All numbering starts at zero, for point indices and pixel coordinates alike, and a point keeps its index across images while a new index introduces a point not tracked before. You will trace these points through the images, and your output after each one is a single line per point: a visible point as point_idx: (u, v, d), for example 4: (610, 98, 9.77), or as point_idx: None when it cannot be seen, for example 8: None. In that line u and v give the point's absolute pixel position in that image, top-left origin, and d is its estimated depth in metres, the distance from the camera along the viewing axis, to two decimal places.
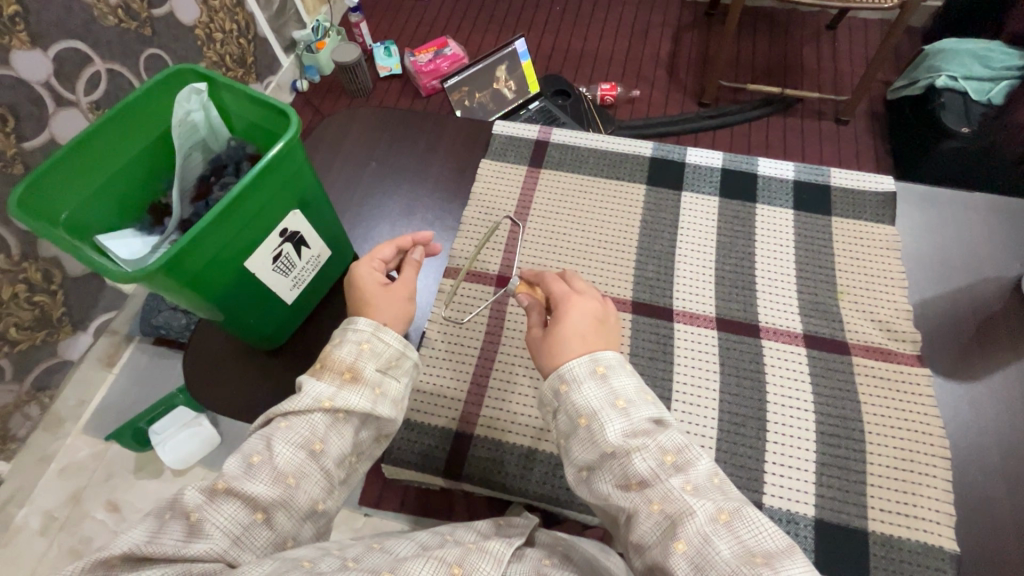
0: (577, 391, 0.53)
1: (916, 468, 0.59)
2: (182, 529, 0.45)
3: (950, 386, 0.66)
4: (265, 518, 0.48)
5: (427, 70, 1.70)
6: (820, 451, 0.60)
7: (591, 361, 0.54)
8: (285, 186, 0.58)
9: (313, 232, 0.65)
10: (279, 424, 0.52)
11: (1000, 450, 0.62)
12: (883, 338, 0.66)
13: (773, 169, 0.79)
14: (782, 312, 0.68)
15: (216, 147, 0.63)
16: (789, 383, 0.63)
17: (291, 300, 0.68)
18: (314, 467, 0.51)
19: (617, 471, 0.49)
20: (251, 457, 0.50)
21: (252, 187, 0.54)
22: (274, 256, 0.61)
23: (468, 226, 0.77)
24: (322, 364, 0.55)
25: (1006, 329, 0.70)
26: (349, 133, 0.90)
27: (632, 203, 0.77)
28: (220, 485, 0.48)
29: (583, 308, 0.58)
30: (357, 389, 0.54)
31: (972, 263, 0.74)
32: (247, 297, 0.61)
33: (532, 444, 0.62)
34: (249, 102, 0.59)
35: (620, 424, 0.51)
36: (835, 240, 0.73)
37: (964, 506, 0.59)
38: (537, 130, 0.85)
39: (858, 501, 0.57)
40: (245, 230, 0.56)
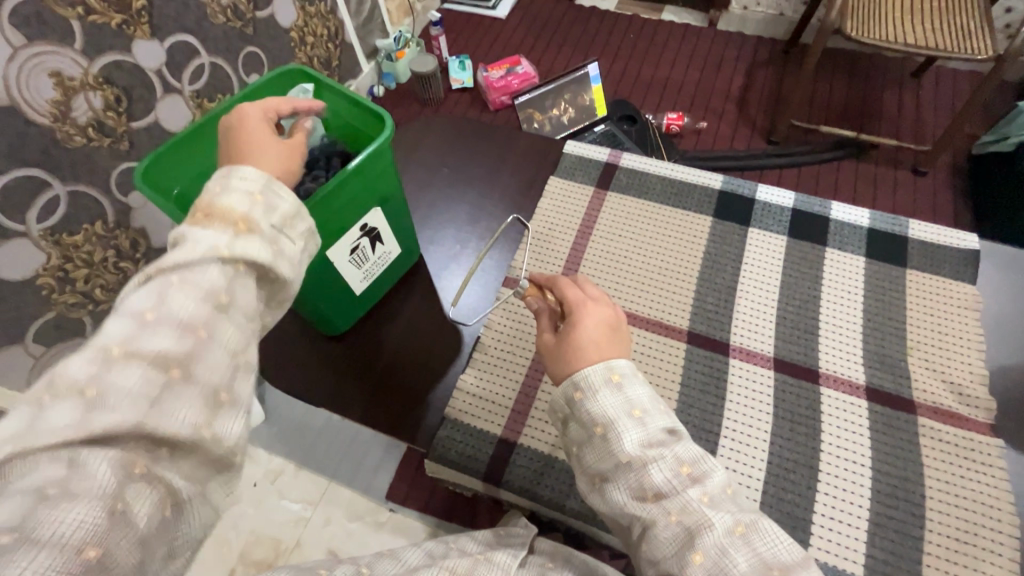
0: (592, 400, 0.51)
1: (979, 543, 0.55)
2: (76, 404, 0.35)
3: None
4: (181, 374, 0.39)
5: (498, 87, 1.75)
6: (874, 509, 0.57)
7: (607, 369, 0.52)
8: (371, 185, 0.63)
9: (387, 229, 0.69)
10: (169, 281, 0.41)
11: None
12: (953, 401, 0.63)
13: (847, 215, 0.77)
14: (845, 360, 0.66)
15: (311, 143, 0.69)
16: (845, 434, 0.61)
17: (360, 290, 0.72)
18: (216, 329, 0.42)
19: (635, 483, 0.48)
20: (143, 313, 0.40)
21: (343, 184, 0.58)
22: (352, 249, 0.65)
23: (531, 240, 0.79)
24: (203, 212, 0.44)
25: None
26: (424, 141, 0.95)
27: (696, 234, 0.77)
28: (116, 349, 0.38)
29: (598, 314, 0.56)
30: (253, 236, 0.44)
31: None
32: (323, 283, 0.65)
33: (551, 452, 0.63)
34: (349, 105, 0.64)
35: (637, 432, 0.50)
36: (908, 293, 0.70)
37: None
38: (607, 153, 0.87)
39: (913, 570, 0.54)
40: (331, 224, 0.60)
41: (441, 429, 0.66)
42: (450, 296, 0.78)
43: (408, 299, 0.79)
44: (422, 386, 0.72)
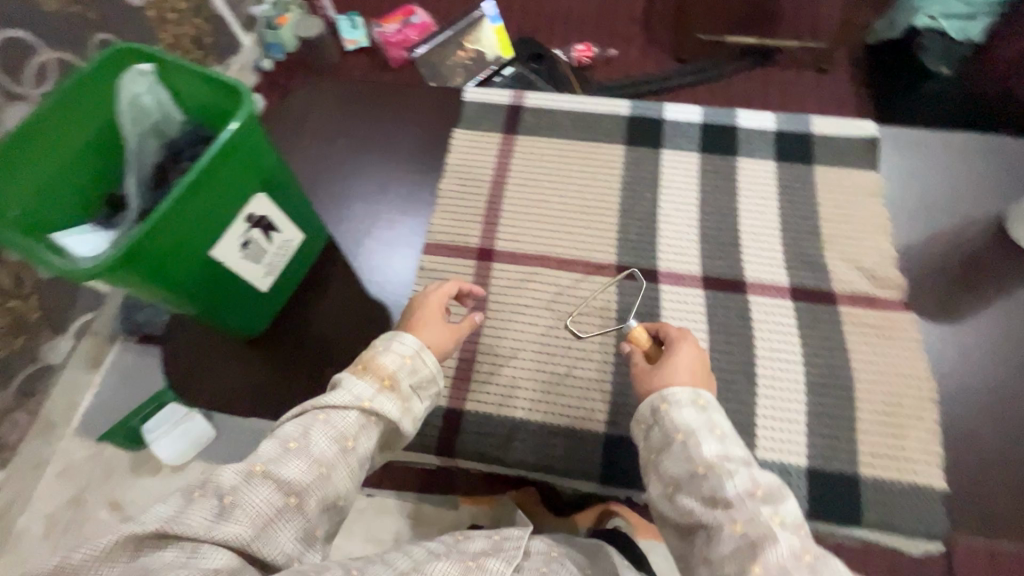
0: (674, 410, 0.47)
1: (905, 412, 0.59)
2: (208, 505, 0.39)
3: (937, 331, 0.66)
4: (297, 501, 0.42)
5: (396, 42, 1.59)
6: (810, 401, 0.60)
7: (695, 394, 0.48)
8: (247, 169, 0.55)
9: (281, 215, 0.62)
10: (316, 417, 0.45)
11: (987, 390, 0.63)
12: (870, 286, 0.65)
13: (753, 121, 0.77)
14: (768, 265, 0.67)
15: (171, 132, 0.60)
16: (776, 336, 0.63)
17: (266, 286, 0.66)
18: (339, 469, 0.45)
19: (706, 492, 0.44)
20: (287, 442, 0.44)
21: (210, 171, 0.51)
22: (242, 243, 0.59)
23: (445, 200, 0.74)
24: (364, 363, 0.49)
25: (993, 272, 0.69)
26: (312, 112, 0.86)
27: (611, 164, 0.75)
28: (257, 467, 0.42)
29: (699, 358, 0.52)
30: (391, 396, 0.48)
31: (953, 205, 0.73)
32: (217, 285, 0.59)
33: (500, 411, 0.62)
34: (199, 81, 0.56)
35: (715, 446, 0.46)
36: (818, 190, 0.72)
37: (952, 446, 0.61)
38: (510, 94, 0.81)
39: (850, 449, 0.58)
40: (206, 219, 0.53)
41: None
42: (371, 275, 0.75)
43: (326, 286, 0.74)
44: None
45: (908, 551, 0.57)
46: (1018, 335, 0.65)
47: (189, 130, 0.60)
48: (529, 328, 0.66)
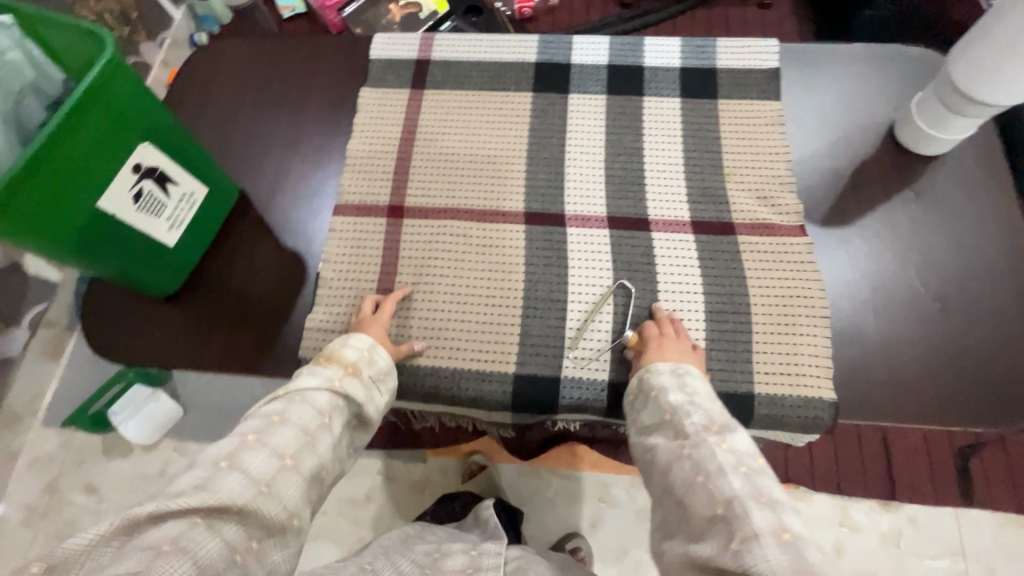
0: (654, 376, 0.56)
1: (796, 330, 0.62)
2: (206, 471, 0.46)
3: (823, 236, 0.67)
4: (292, 463, 0.49)
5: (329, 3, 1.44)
6: (709, 328, 0.62)
7: (675, 367, 0.56)
8: (123, 110, 0.53)
9: (175, 166, 0.60)
10: (292, 398, 0.53)
11: (871, 285, 0.64)
12: (768, 212, 0.67)
13: (658, 59, 0.77)
14: (671, 201, 0.68)
15: (52, 90, 0.57)
16: (678, 269, 0.65)
17: (173, 244, 0.63)
18: (322, 438, 0.52)
19: (672, 433, 0.51)
20: (271, 417, 0.51)
21: (79, 105, 0.49)
22: (133, 195, 0.56)
23: (352, 161, 0.74)
24: (327, 359, 0.58)
25: (881, 171, 0.69)
26: (219, 79, 0.84)
27: (519, 112, 0.75)
28: (250, 437, 0.49)
29: (687, 345, 0.59)
30: (356, 379, 0.57)
31: (850, 115, 0.72)
32: (111, 239, 0.56)
33: (413, 361, 0.64)
34: (71, 32, 0.54)
35: (680, 395, 0.54)
36: (720, 123, 0.72)
37: (839, 345, 0.62)
38: (416, 49, 0.80)
39: (744, 369, 0.61)
40: (82, 167, 0.50)
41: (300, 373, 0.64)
42: (285, 235, 0.73)
43: (238, 244, 0.71)
44: (277, 326, 0.67)
45: (794, 441, 0.63)
46: (906, 232, 0.66)
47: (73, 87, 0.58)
48: (441, 280, 0.67)
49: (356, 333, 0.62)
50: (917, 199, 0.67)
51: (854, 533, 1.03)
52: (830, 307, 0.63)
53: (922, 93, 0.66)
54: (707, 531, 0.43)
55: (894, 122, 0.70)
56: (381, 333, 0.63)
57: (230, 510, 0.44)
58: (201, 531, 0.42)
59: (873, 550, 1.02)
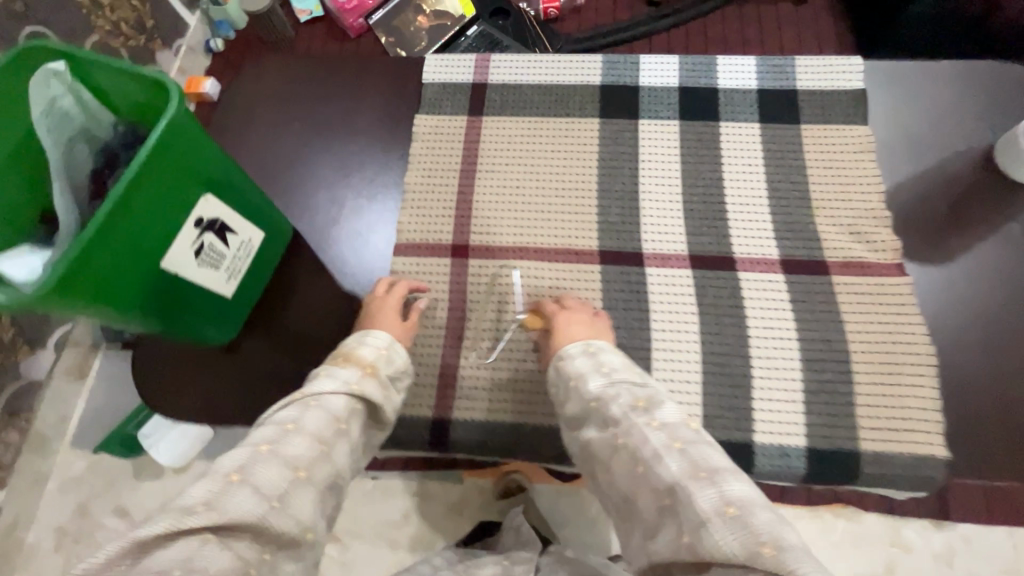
0: (568, 361, 0.51)
1: (903, 379, 0.57)
2: (215, 484, 0.38)
3: (924, 271, 0.62)
4: (307, 475, 0.41)
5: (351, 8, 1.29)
6: (807, 379, 0.58)
7: (585, 344, 0.52)
8: (186, 161, 0.49)
9: (235, 214, 0.56)
10: (307, 403, 0.46)
11: (981, 325, 0.59)
12: (864, 250, 0.62)
13: (732, 80, 0.72)
14: (756, 238, 0.64)
15: (101, 135, 0.52)
16: (770, 313, 0.61)
17: (232, 293, 0.60)
18: (338, 446, 0.45)
19: (601, 424, 0.45)
20: (285, 425, 0.43)
21: (147, 163, 0.45)
22: (195, 250, 0.52)
23: (411, 194, 0.70)
24: (344, 359, 0.52)
25: (984, 198, 0.64)
26: (262, 101, 0.79)
27: (586, 140, 0.70)
28: (263, 447, 0.41)
29: (593, 317, 0.56)
30: (374, 381, 0.51)
31: (946, 138, 0.67)
32: (175, 297, 0.52)
33: (488, 416, 0.60)
34: (122, 77, 0.49)
35: (600, 380, 0.48)
36: (806, 151, 0.68)
37: (950, 394, 0.57)
38: (472, 72, 0.76)
39: (848, 424, 0.56)
40: (149, 228, 0.47)
41: None
42: (341, 274, 0.68)
43: (293, 285, 0.67)
44: None
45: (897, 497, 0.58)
46: (1008, 271, 0.62)
47: (123, 131, 0.53)
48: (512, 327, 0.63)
49: (372, 330, 0.56)
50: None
51: (905, 554, 0.88)
52: (938, 353, 0.58)
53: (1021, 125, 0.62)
54: (659, 525, 0.38)
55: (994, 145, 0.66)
56: (400, 328, 0.59)
57: (242, 529, 0.37)
58: (215, 550, 0.35)
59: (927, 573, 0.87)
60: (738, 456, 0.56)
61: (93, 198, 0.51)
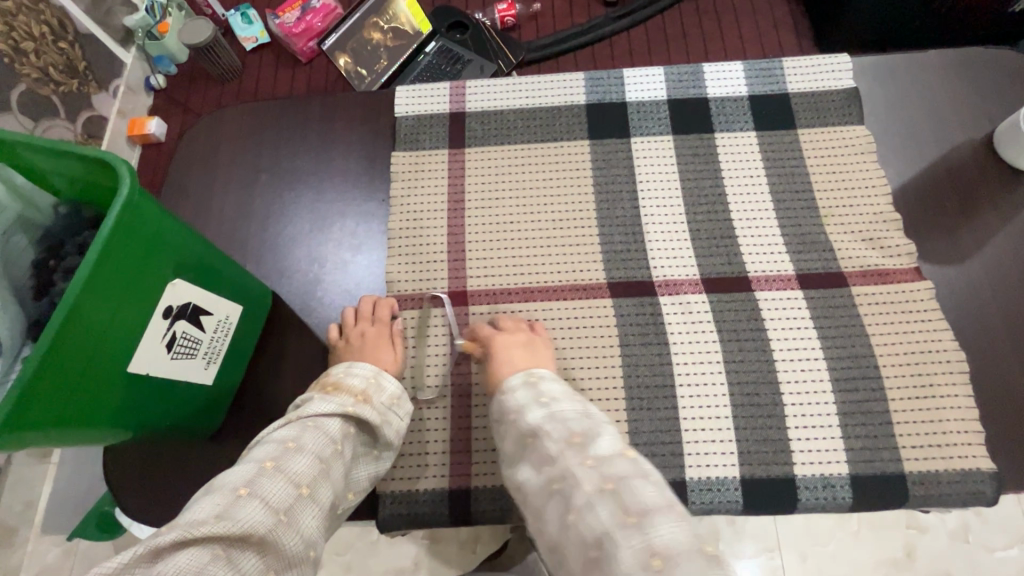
0: (509, 395, 0.48)
1: (939, 391, 0.55)
2: (223, 499, 0.38)
3: (942, 272, 0.61)
4: (310, 493, 0.42)
5: (299, 31, 1.19)
6: (840, 401, 0.55)
7: (525, 374, 0.50)
8: (149, 252, 0.44)
9: (206, 294, 0.51)
10: (306, 424, 0.46)
11: (1005, 324, 0.58)
12: (879, 257, 0.60)
13: (722, 88, 0.69)
14: (769, 254, 0.61)
15: (41, 221, 0.46)
16: (793, 333, 0.57)
17: (212, 378, 0.55)
18: (336, 466, 0.45)
19: (535, 459, 0.43)
20: (286, 443, 0.44)
21: (104, 262, 0.40)
22: (167, 343, 0.47)
23: (398, 240, 0.64)
24: (332, 388, 0.50)
25: (988, 191, 0.64)
26: (222, 150, 0.72)
27: (578, 164, 0.66)
28: (267, 464, 0.41)
29: (527, 338, 0.54)
30: (369, 407, 0.50)
31: (940, 132, 0.67)
32: (149, 397, 0.47)
33: (511, 481, 0.55)
34: (55, 157, 0.42)
35: (541, 411, 0.45)
36: (806, 156, 0.65)
37: (986, 401, 0.55)
38: (448, 100, 0.71)
39: (889, 444, 0.54)
40: (113, 333, 0.42)
41: (383, 506, 0.54)
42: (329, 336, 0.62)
43: (279, 355, 0.61)
44: None
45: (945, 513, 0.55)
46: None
47: (66, 212, 0.46)
48: None
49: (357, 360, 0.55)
50: None
51: (923, 536, 0.88)
52: (968, 359, 0.57)
53: None
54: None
55: (992, 133, 0.66)
56: (390, 355, 0.57)
57: (251, 541, 0.36)
58: (223, 566, 0.34)
59: (944, 553, 0.87)
60: (781, 495, 0.52)
61: (38, 296, 0.44)
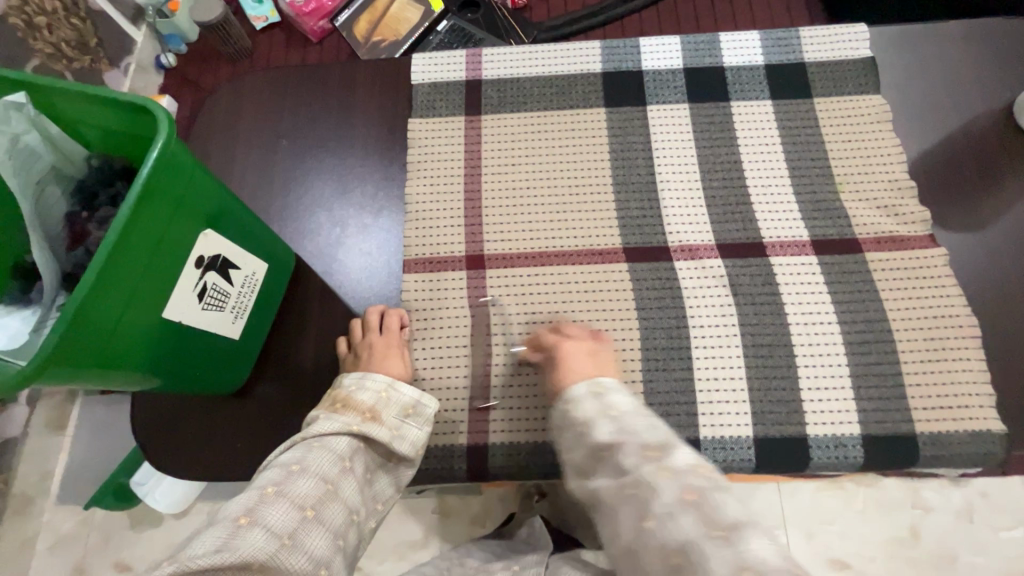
0: (575, 407, 0.46)
1: (951, 354, 0.55)
2: (225, 530, 0.38)
3: (960, 239, 0.61)
4: (316, 514, 0.41)
5: (310, 10, 1.18)
6: (853, 363, 0.56)
7: (591, 384, 0.48)
8: (182, 202, 0.45)
9: (235, 249, 0.52)
10: (310, 444, 0.46)
11: (1021, 290, 0.58)
12: (893, 224, 0.61)
13: (738, 56, 0.69)
14: (784, 221, 0.61)
15: (73, 173, 0.47)
16: (807, 298, 0.58)
17: (238, 333, 0.56)
18: (347, 482, 0.45)
19: (610, 470, 0.42)
20: (290, 466, 0.44)
21: (141, 210, 0.41)
22: (198, 293, 0.48)
23: (416, 205, 0.65)
24: (342, 404, 0.50)
25: (1007, 160, 0.64)
26: (241, 118, 0.73)
27: (595, 131, 0.67)
28: (269, 489, 0.42)
29: (594, 349, 0.53)
30: (378, 424, 0.49)
31: (959, 101, 0.67)
32: (179, 346, 0.48)
33: (533, 439, 0.56)
34: (94, 105, 0.43)
35: (610, 427, 0.44)
36: (822, 125, 0.65)
37: (999, 363, 0.56)
38: (464, 67, 0.71)
39: (901, 406, 0.54)
40: (148, 279, 0.43)
41: None
42: (349, 298, 0.63)
43: (301, 316, 0.63)
44: None
45: (948, 473, 0.57)
46: None
47: (97, 165, 0.47)
48: None
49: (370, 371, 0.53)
50: None
51: (928, 515, 0.89)
52: (982, 323, 0.57)
53: None
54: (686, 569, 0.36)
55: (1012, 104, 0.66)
56: (397, 365, 0.55)
57: (254, 568, 0.36)
58: None
59: (950, 531, 0.88)
60: (793, 454, 0.53)
61: (71, 246, 0.45)
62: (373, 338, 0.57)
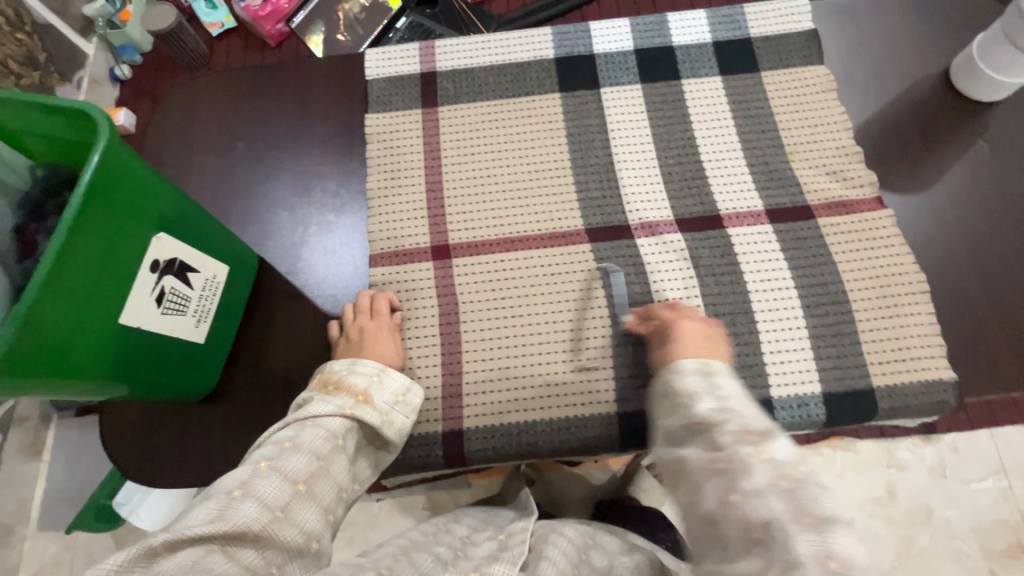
0: (680, 377, 0.44)
1: (903, 310, 0.58)
2: (219, 502, 0.39)
3: (906, 201, 0.63)
4: (308, 488, 0.42)
5: (265, 14, 1.16)
6: (811, 325, 0.58)
7: (700, 362, 0.45)
8: (131, 205, 0.44)
9: (192, 252, 0.52)
10: (303, 423, 0.46)
11: (965, 245, 0.61)
12: (842, 189, 0.63)
13: (688, 35, 0.70)
14: (739, 193, 0.63)
15: (17, 183, 0.46)
16: (765, 265, 0.60)
17: (203, 337, 0.55)
18: (338, 460, 0.45)
19: (710, 446, 0.38)
20: (283, 443, 0.44)
21: (85, 215, 0.40)
22: (156, 298, 0.48)
23: (378, 199, 0.65)
24: (334, 386, 0.50)
25: (948, 121, 0.66)
26: (194, 124, 0.72)
27: (550, 116, 0.68)
28: (263, 464, 0.42)
29: (706, 330, 0.50)
30: (370, 407, 0.49)
31: (900, 68, 0.69)
32: (140, 352, 0.48)
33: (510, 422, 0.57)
34: (30, 111, 0.43)
35: (712, 403, 0.41)
36: (770, 98, 0.67)
37: (947, 316, 0.59)
38: (418, 59, 0.71)
39: (859, 363, 0.56)
40: (100, 285, 0.42)
41: None
42: (315, 296, 0.63)
43: (269, 317, 0.62)
44: None
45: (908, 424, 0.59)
46: (983, 186, 0.63)
47: (42, 173, 0.46)
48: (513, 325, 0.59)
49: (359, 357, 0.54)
50: (991, 150, 0.65)
51: (903, 473, 0.92)
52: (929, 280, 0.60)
53: (982, 36, 0.63)
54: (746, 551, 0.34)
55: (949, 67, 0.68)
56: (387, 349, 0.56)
57: (248, 536, 0.37)
58: (219, 559, 0.35)
59: (924, 486, 0.91)
60: None
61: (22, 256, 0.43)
62: (365, 323, 0.57)
